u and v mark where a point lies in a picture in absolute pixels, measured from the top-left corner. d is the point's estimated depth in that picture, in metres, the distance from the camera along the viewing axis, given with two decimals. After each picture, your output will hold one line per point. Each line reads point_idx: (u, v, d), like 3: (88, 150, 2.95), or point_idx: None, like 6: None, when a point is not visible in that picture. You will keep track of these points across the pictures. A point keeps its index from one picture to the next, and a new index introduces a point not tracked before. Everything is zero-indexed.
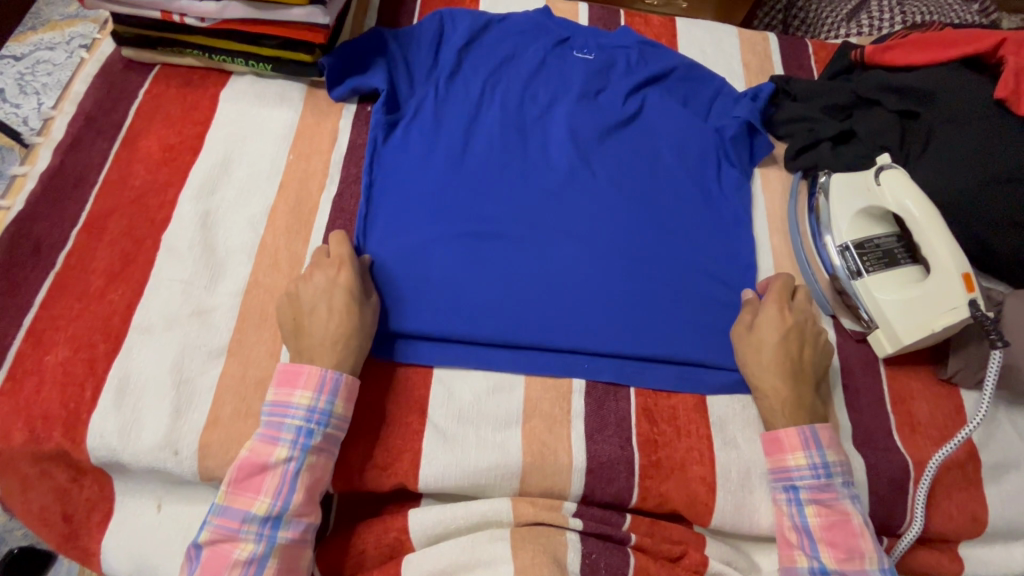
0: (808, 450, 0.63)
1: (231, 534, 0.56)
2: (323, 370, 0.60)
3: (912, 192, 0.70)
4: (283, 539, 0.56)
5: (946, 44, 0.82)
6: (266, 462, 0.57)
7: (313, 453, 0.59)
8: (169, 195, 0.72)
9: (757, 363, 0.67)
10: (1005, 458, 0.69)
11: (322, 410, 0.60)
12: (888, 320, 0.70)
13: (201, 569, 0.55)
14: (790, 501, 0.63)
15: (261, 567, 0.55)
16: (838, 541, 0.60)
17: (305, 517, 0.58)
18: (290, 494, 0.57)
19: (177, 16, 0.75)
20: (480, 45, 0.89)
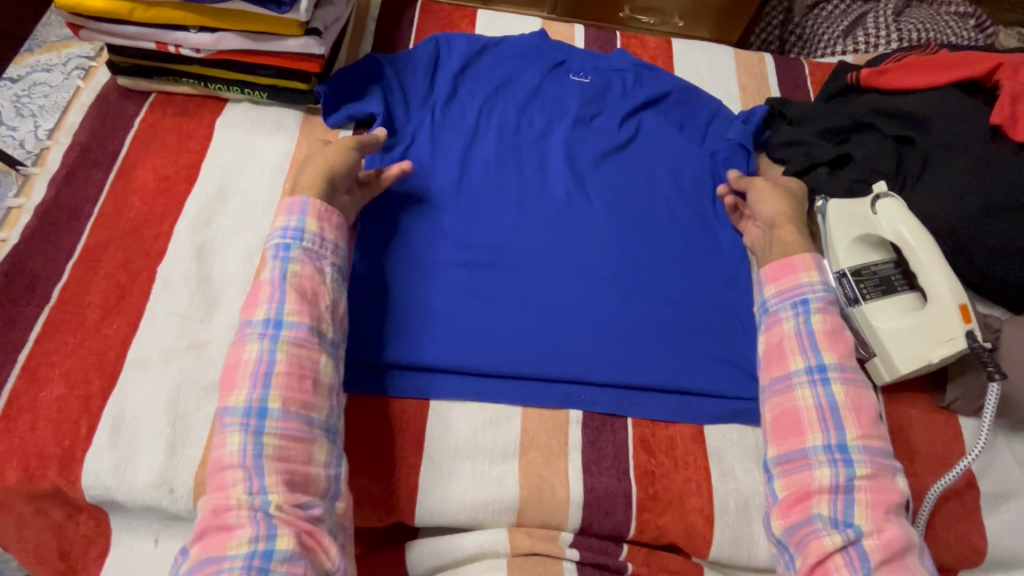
0: (820, 270, 0.68)
1: (241, 340, 0.60)
2: (297, 199, 0.67)
3: (909, 221, 0.70)
4: (286, 336, 0.59)
5: (941, 68, 0.82)
6: (263, 278, 0.63)
7: (297, 261, 0.63)
8: (165, 226, 0.72)
9: (779, 201, 0.76)
10: (1004, 487, 0.69)
11: (296, 227, 0.65)
12: (886, 349, 0.70)
13: (224, 378, 0.59)
14: (801, 312, 0.66)
15: (272, 361, 0.58)
16: (837, 341, 0.64)
17: (302, 314, 0.60)
18: (282, 296, 0.61)
19: (172, 47, 0.76)
20: (476, 70, 0.89)
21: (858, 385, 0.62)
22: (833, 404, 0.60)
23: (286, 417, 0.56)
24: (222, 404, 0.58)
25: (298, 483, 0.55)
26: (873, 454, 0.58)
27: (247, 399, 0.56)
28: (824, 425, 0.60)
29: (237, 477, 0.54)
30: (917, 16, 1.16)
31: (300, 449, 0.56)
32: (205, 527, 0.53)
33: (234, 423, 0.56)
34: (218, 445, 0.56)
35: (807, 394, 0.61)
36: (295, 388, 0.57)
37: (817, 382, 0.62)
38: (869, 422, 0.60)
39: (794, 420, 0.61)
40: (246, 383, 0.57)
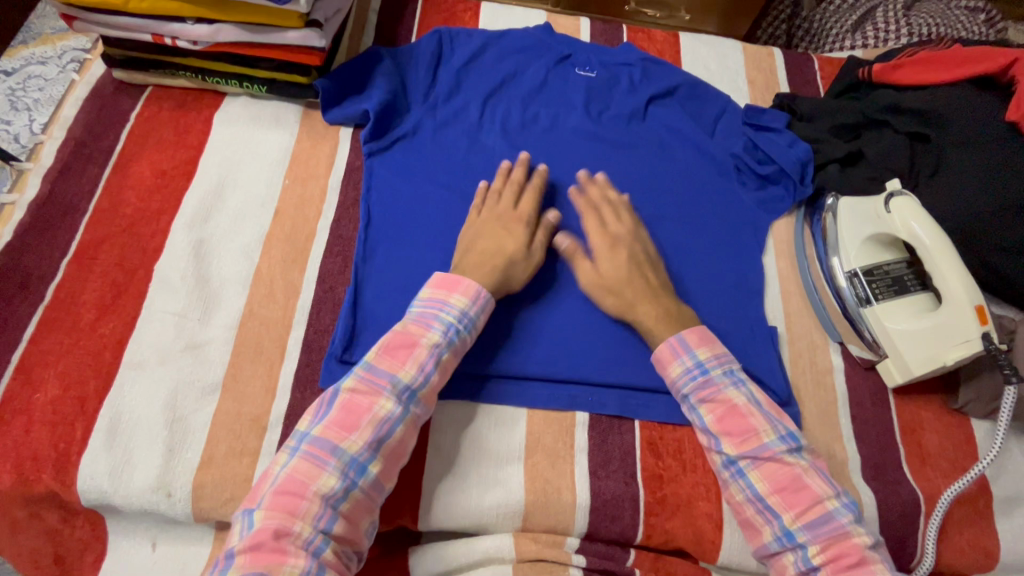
0: (682, 356, 0.64)
1: (375, 389, 0.57)
2: (483, 292, 0.64)
3: (922, 217, 0.68)
4: (413, 412, 0.58)
5: (954, 64, 0.81)
6: (419, 339, 0.60)
7: (453, 347, 0.61)
8: (162, 223, 0.71)
9: (612, 298, 0.68)
10: (1017, 491, 0.68)
11: (469, 317, 0.62)
12: (898, 350, 0.69)
13: (338, 413, 0.55)
14: (688, 410, 0.64)
15: (393, 429, 0.56)
16: (731, 428, 0.61)
17: (431, 400, 0.59)
18: (431, 374, 0.59)
19: (169, 39, 0.74)
20: (479, 64, 0.87)
21: (772, 461, 0.59)
22: (757, 494, 0.59)
23: (375, 485, 0.55)
24: (329, 434, 0.54)
25: (344, 541, 0.53)
26: (816, 529, 0.56)
27: (358, 450, 0.54)
28: (764, 516, 0.58)
29: (311, 510, 0.51)
30: (928, 10, 1.14)
31: (364, 514, 0.54)
32: (262, 540, 0.49)
33: (334, 465, 0.53)
34: (309, 473, 0.53)
35: (736, 491, 0.60)
36: (392, 466, 0.56)
37: (736, 475, 0.60)
38: (797, 497, 0.58)
39: (742, 517, 0.60)
40: (366, 435, 0.55)
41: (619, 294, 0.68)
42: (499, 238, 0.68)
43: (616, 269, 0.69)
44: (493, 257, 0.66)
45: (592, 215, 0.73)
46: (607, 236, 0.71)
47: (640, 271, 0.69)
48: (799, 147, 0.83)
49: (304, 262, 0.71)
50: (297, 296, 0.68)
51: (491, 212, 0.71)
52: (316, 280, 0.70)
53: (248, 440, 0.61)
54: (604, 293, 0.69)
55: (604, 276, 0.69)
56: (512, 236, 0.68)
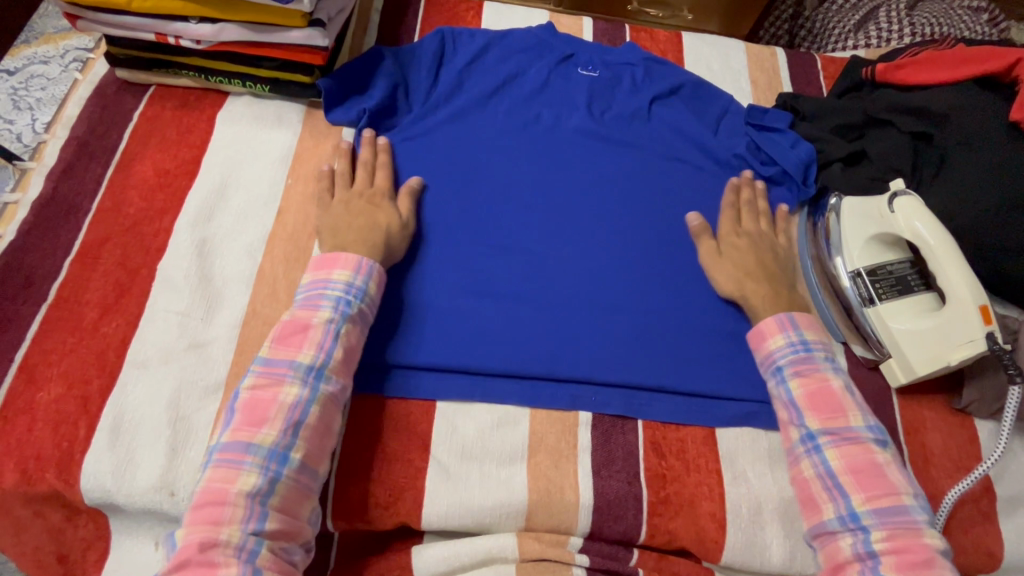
0: (785, 331, 0.66)
1: (276, 380, 0.57)
2: (364, 259, 0.65)
3: (926, 218, 0.68)
4: (324, 390, 0.58)
5: (958, 64, 0.80)
6: (309, 321, 0.60)
7: (350, 322, 0.62)
8: (165, 222, 0.71)
9: (728, 280, 0.72)
10: (1020, 491, 0.68)
11: (357, 288, 0.63)
12: (901, 350, 0.69)
13: (242, 413, 0.55)
14: (777, 382, 0.65)
15: (305, 412, 0.56)
16: (821, 404, 0.62)
17: (341, 376, 0.60)
18: (331, 349, 0.59)
19: (172, 39, 0.74)
20: (482, 64, 0.87)
21: (853, 443, 0.60)
22: (830, 471, 0.59)
23: (302, 470, 0.55)
24: (238, 436, 0.54)
25: (284, 534, 0.53)
26: (885, 517, 0.56)
27: (273, 441, 0.54)
28: (831, 494, 0.58)
29: (236, 514, 0.51)
30: (930, 10, 1.14)
31: (301, 503, 0.55)
32: (187, 557, 0.49)
33: (250, 462, 0.53)
34: (226, 477, 0.52)
35: (807, 466, 0.60)
36: (317, 446, 0.57)
37: (811, 451, 0.60)
38: (871, 482, 0.58)
39: (804, 494, 0.60)
40: (277, 425, 0.55)
41: (731, 275, 0.72)
42: (369, 214, 0.70)
43: (736, 252, 0.74)
44: (370, 229, 0.68)
45: (732, 214, 0.77)
46: (740, 232, 0.76)
47: (761, 258, 0.73)
48: (802, 147, 0.82)
49: (306, 262, 0.71)
50: None
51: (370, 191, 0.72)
52: None
53: None
54: (723, 275, 0.73)
55: (721, 262, 0.73)
56: (379, 210, 0.71)
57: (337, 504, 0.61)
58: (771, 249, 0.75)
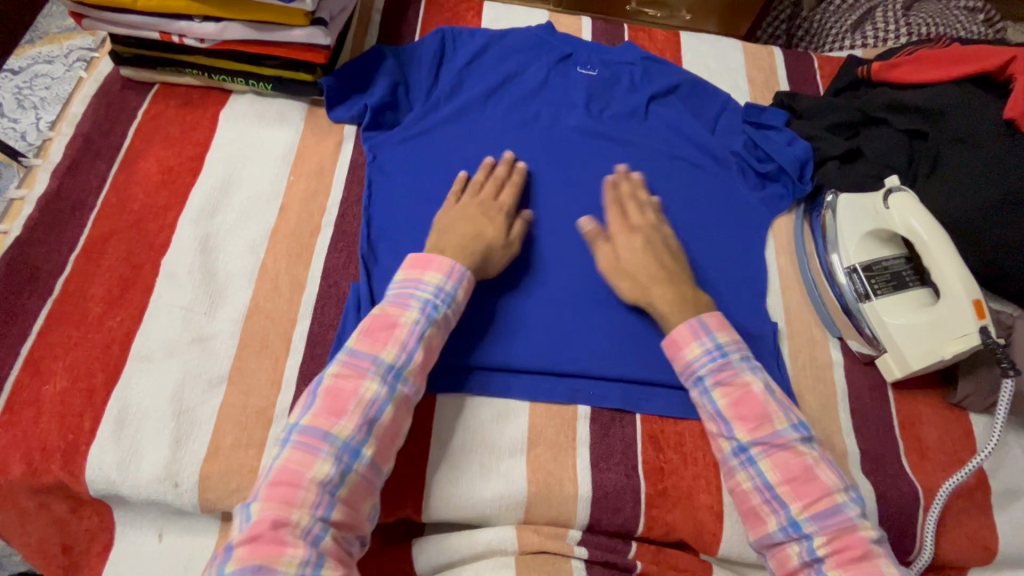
0: (700, 339, 0.64)
1: (359, 372, 0.57)
2: (456, 266, 0.65)
3: (921, 213, 0.69)
4: (401, 391, 0.58)
5: (952, 62, 0.81)
6: (397, 319, 0.60)
7: (435, 325, 0.61)
8: (168, 218, 0.72)
9: (628, 284, 0.69)
10: (1015, 484, 0.68)
11: (446, 292, 0.63)
12: (896, 344, 0.70)
13: (324, 399, 0.56)
14: (701, 393, 0.63)
15: (381, 410, 0.56)
16: (746, 412, 0.61)
17: (418, 378, 0.60)
18: (413, 351, 0.59)
19: (176, 37, 0.75)
20: (482, 63, 0.88)
21: (784, 449, 0.59)
22: (767, 482, 0.58)
23: (371, 466, 0.55)
24: (319, 422, 0.55)
25: (344, 525, 0.53)
26: (823, 521, 0.56)
27: (349, 435, 0.55)
28: (771, 504, 0.58)
29: (308, 498, 0.52)
30: (927, 10, 1.15)
31: (364, 498, 0.55)
32: (260, 532, 0.50)
33: (327, 452, 0.54)
34: (303, 461, 0.53)
35: (744, 479, 0.60)
36: (386, 446, 0.57)
37: (745, 462, 0.60)
38: (807, 488, 0.57)
39: (745, 506, 0.60)
40: (355, 419, 0.55)
41: (632, 279, 0.69)
42: (478, 224, 0.69)
43: (635, 255, 0.70)
44: (474, 240, 0.67)
45: (617, 210, 0.74)
46: (632, 229, 0.72)
47: (659, 257, 0.70)
48: (798, 145, 0.83)
49: (308, 258, 0.72)
50: (301, 291, 0.69)
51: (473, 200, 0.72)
52: (321, 275, 0.71)
53: (254, 432, 0.62)
54: (622, 280, 0.70)
55: (623, 265, 0.70)
56: (492, 222, 0.69)
57: None
58: (668, 246, 0.71)
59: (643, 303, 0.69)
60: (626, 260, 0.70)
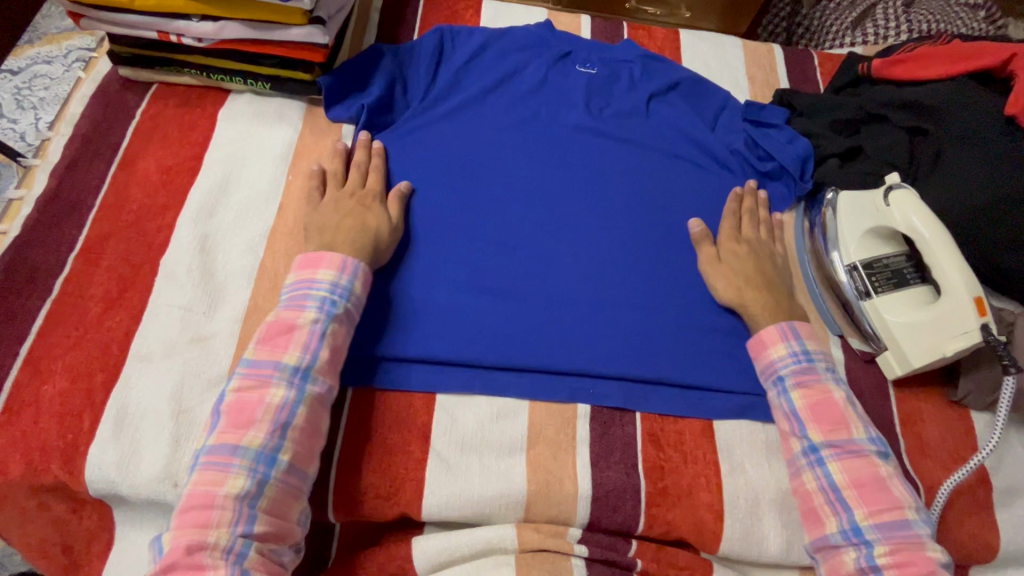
0: (787, 341, 0.67)
1: (262, 381, 0.57)
2: (351, 259, 0.65)
3: (922, 211, 0.69)
4: (311, 390, 0.58)
5: (952, 59, 0.81)
6: (295, 322, 0.60)
7: (336, 320, 0.62)
8: (167, 218, 0.72)
9: (727, 284, 0.72)
10: (1017, 482, 0.68)
11: (342, 285, 0.64)
12: (897, 342, 0.69)
13: (228, 413, 0.56)
14: (778, 392, 0.65)
15: (292, 414, 0.57)
16: (823, 415, 0.63)
17: (327, 375, 0.60)
18: (317, 350, 0.60)
19: (174, 37, 0.74)
20: (481, 62, 0.88)
21: (857, 456, 0.61)
22: (834, 484, 0.60)
23: (291, 471, 0.55)
24: (225, 439, 0.55)
25: (273, 536, 0.54)
26: (888, 530, 0.57)
27: (260, 444, 0.54)
28: (834, 507, 0.59)
29: (224, 517, 0.52)
30: (928, 7, 1.15)
31: (291, 504, 0.55)
32: (174, 560, 0.50)
33: (237, 465, 0.53)
34: (214, 480, 0.53)
35: (810, 479, 0.61)
36: (306, 449, 0.57)
37: (814, 463, 0.61)
38: (876, 496, 0.58)
39: (807, 507, 0.61)
40: (264, 427, 0.55)
41: (729, 282, 0.73)
42: (359, 215, 0.70)
43: (735, 260, 0.74)
44: (361, 233, 0.68)
45: (733, 221, 0.77)
46: (740, 240, 0.76)
47: (760, 267, 0.74)
48: (799, 143, 0.83)
49: None
50: None
51: (339, 192, 0.72)
52: None
53: None
54: (720, 279, 0.73)
55: (720, 268, 0.74)
56: (370, 211, 0.71)
57: (338, 495, 0.62)
58: (769, 258, 0.75)
59: (736, 305, 0.72)
60: (725, 264, 0.74)
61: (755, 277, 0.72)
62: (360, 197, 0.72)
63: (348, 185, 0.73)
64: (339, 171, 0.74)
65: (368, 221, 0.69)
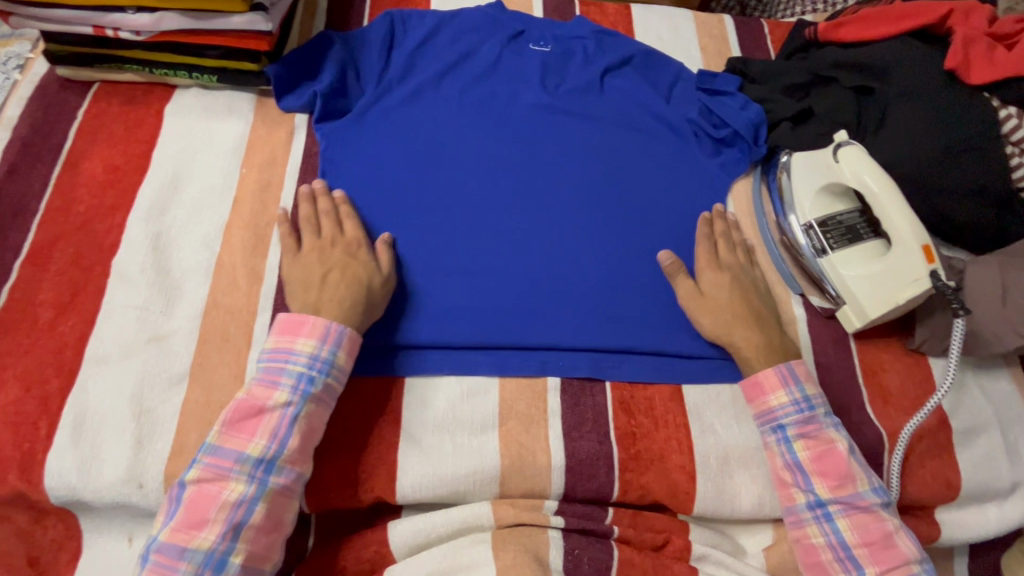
0: (788, 389, 0.65)
1: (221, 474, 0.56)
2: (335, 328, 0.62)
3: (870, 167, 0.71)
4: (273, 484, 0.56)
5: (894, 18, 0.83)
6: (265, 404, 0.58)
7: (311, 401, 0.59)
8: (117, 218, 0.70)
9: (706, 318, 0.70)
10: (974, 422, 0.71)
11: (323, 359, 0.60)
12: (854, 295, 0.70)
13: (186, 506, 0.54)
14: (779, 440, 0.64)
15: (249, 512, 0.55)
16: (828, 471, 0.62)
17: (297, 465, 0.58)
18: (286, 437, 0.57)
19: (110, 31, 0.72)
20: (435, 44, 0.87)
21: (865, 511, 0.61)
22: (842, 540, 0.61)
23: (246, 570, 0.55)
24: (176, 538, 0.54)
25: None
26: None
27: (210, 547, 0.54)
28: (844, 563, 0.60)
29: None
30: None
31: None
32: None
33: (186, 569, 0.53)
34: None
35: (816, 533, 0.62)
36: (265, 541, 0.56)
37: (820, 518, 0.62)
38: (885, 554, 0.60)
39: (813, 559, 0.62)
40: (217, 528, 0.54)
41: (717, 317, 0.69)
42: (349, 267, 0.66)
43: (719, 294, 0.71)
44: (352, 288, 0.64)
45: (709, 246, 0.74)
46: (721, 268, 0.73)
47: (746, 298, 0.71)
48: (752, 109, 0.84)
49: (266, 249, 0.71)
50: (260, 283, 0.68)
51: (318, 242, 0.68)
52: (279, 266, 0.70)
53: None
54: (701, 317, 0.70)
55: (704, 304, 0.70)
56: (359, 262, 0.66)
57: (310, 483, 0.62)
58: (752, 284, 0.73)
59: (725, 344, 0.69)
60: (707, 298, 0.71)
61: (740, 312, 0.69)
62: (345, 246, 0.68)
63: (328, 234, 0.69)
64: (313, 218, 0.70)
65: (359, 273, 0.66)
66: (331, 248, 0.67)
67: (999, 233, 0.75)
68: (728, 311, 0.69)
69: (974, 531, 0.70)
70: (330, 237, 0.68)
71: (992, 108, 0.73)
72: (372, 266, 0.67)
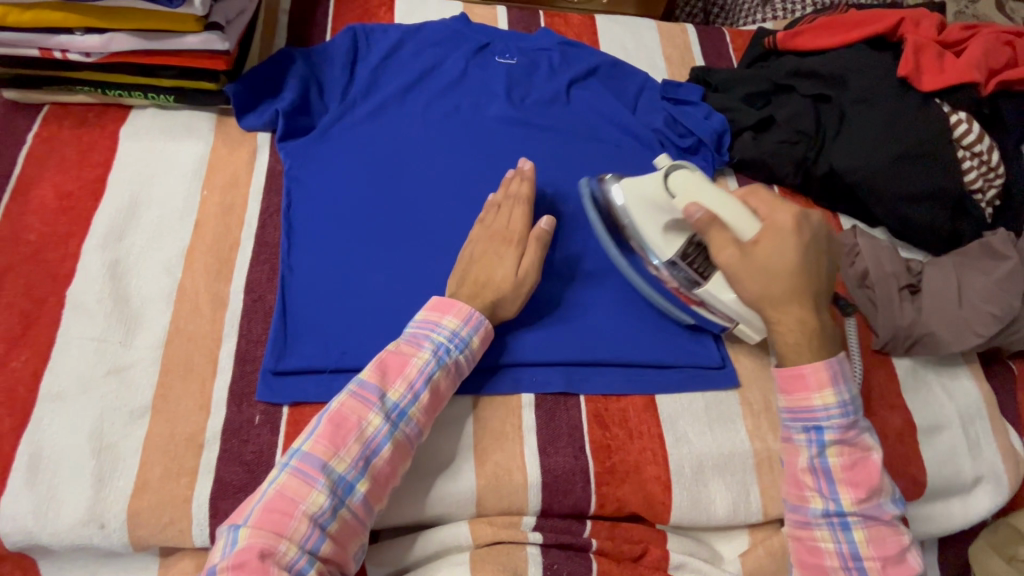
0: (836, 388, 0.60)
1: (364, 406, 0.57)
2: (477, 313, 0.64)
3: (705, 191, 0.64)
4: (402, 431, 0.58)
5: (848, 28, 0.86)
6: (410, 358, 0.60)
7: (444, 369, 0.61)
8: (71, 246, 0.67)
9: (753, 281, 0.61)
10: (936, 419, 0.73)
11: (462, 337, 0.62)
12: (744, 316, 0.67)
13: (326, 425, 0.55)
14: (815, 443, 0.61)
15: (378, 450, 0.56)
16: (859, 481, 0.59)
17: (422, 420, 0.59)
18: (420, 391, 0.59)
19: (58, 53, 0.70)
20: (399, 59, 0.86)
21: (884, 523, 0.59)
22: (856, 551, 0.59)
23: (364, 505, 0.55)
24: (316, 451, 0.54)
25: None
26: None
27: (344, 470, 0.54)
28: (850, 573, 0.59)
29: (298, 530, 0.51)
30: None
31: (354, 538, 0.54)
32: (245, 559, 0.49)
33: (323, 483, 0.53)
34: (298, 491, 0.52)
35: (827, 539, 0.60)
36: (381, 486, 0.56)
37: (836, 526, 0.60)
38: (897, 568, 0.58)
39: (817, 565, 0.60)
40: (352, 453, 0.55)
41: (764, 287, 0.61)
42: (490, 265, 0.67)
43: (774, 260, 0.61)
44: (501, 293, 0.66)
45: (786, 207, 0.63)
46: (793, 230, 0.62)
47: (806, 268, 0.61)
48: (715, 119, 0.86)
49: (229, 273, 0.69)
50: (224, 310, 0.67)
51: (487, 229, 0.71)
52: (244, 290, 0.68)
53: (186, 459, 0.59)
54: (745, 278, 0.61)
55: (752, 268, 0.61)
56: (502, 261, 0.68)
57: None
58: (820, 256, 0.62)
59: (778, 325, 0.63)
60: (758, 265, 0.61)
61: (801, 285, 0.61)
62: (498, 241, 0.70)
63: (496, 224, 0.71)
64: (491, 206, 0.73)
65: (496, 275, 0.67)
66: (487, 242, 0.70)
67: (953, 235, 0.78)
68: (784, 277, 0.60)
69: (941, 525, 0.71)
70: (497, 228, 0.71)
71: (943, 114, 0.76)
72: (512, 266, 0.67)
